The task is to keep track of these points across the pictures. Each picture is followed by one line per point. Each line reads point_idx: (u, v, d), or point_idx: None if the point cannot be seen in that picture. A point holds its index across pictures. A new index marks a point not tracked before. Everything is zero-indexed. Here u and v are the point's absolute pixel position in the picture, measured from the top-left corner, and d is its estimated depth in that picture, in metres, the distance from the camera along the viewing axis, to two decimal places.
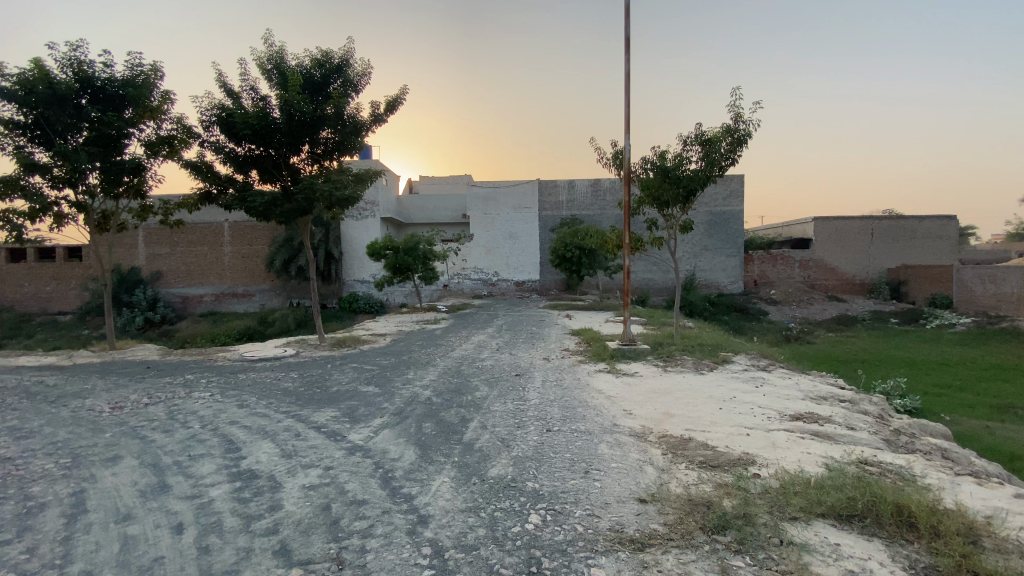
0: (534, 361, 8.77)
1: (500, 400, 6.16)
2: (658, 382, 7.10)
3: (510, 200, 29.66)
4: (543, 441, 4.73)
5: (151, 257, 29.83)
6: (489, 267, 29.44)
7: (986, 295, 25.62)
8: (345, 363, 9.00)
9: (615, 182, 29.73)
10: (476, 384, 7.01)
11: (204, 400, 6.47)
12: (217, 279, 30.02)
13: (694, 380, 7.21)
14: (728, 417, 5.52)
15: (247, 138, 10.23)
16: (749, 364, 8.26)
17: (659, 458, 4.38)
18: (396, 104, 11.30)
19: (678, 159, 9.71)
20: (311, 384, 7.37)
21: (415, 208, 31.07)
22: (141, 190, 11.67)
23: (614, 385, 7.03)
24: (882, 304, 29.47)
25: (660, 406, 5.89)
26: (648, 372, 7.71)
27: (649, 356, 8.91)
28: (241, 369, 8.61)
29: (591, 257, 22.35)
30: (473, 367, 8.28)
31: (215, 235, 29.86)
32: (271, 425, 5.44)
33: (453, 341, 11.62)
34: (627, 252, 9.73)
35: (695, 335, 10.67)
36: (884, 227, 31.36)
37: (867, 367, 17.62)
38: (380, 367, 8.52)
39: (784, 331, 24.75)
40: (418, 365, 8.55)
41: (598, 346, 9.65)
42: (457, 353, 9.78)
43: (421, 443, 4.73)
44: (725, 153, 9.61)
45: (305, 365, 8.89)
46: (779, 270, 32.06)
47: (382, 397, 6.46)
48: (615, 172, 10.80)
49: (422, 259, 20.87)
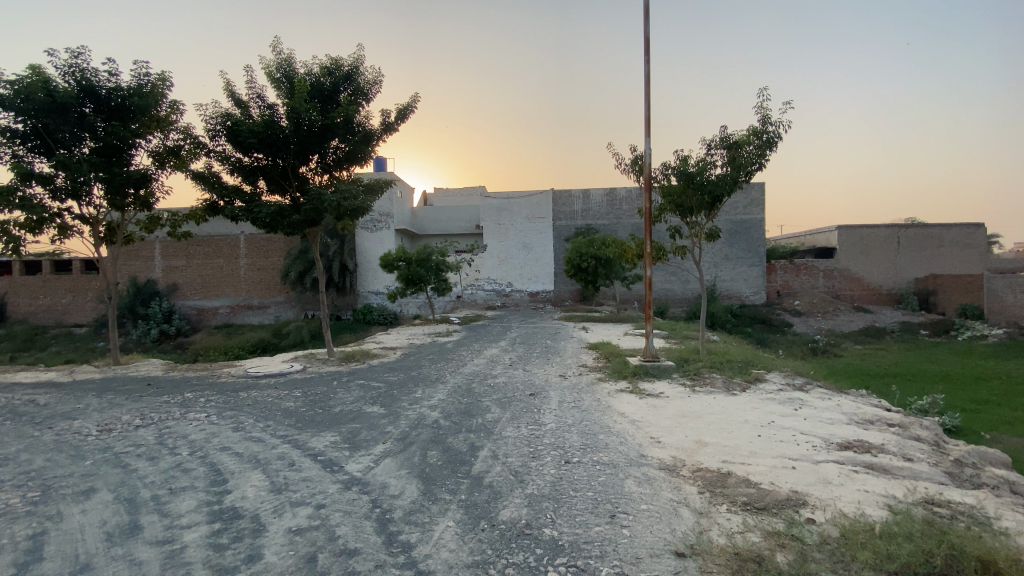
0: (550, 378, 8.26)
1: (514, 425, 5.64)
2: (685, 404, 6.53)
3: (524, 210, 29.30)
4: (562, 476, 4.19)
5: (167, 269, 30.02)
6: (503, 278, 29.02)
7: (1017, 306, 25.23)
8: (351, 380, 8.57)
9: (630, 191, 29.22)
10: (487, 405, 6.50)
11: (197, 423, 6.09)
12: (232, 292, 30.07)
13: (726, 402, 6.62)
14: (769, 447, 4.92)
15: (254, 147, 9.94)
16: (784, 384, 7.61)
17: (695, 499, 3.81)
18: (407, 111, 10.97)
19: (703, 164, 9.20)
20: (312, 404, 6.94)
21: (429, 220, 30.85)
22: (149, 201, 11.64)
23: (638, 407, 6.48)
24: (911, 315, 28.30)
25: (690, 434, 5.32)
26: (674, 393, 7.12)
27: (674, 373, 8.32)
28: (240, 388, 8.17)
29: (607, 267, 21.77)
30: (485, 385, 7.78)
31: (230, 247, 29.99)
32: (264, 452, 5.01)
33: (465, 355, 11.14)
34: (649, 262, 9.12)
35: (721, 350, 10.04)
36: (911, 235, 30.27)
37: (901, 381, 16.69)
38: (387, 385, 8.06)
39: (809, 344, 23.80)
40: (427, 382, 8.08)
41: (619, 362, 9.09)
42: (469, 369, 9.31)
43: (425, 476, 4.24)
44: (752, 156, 9.06)
45: (309, 382, 8.47)
46: (802, 280, 31.05)
47: (386, 419, 5.99)
48: (635, 179, 10.30)
49: (435, 270, 20.50)
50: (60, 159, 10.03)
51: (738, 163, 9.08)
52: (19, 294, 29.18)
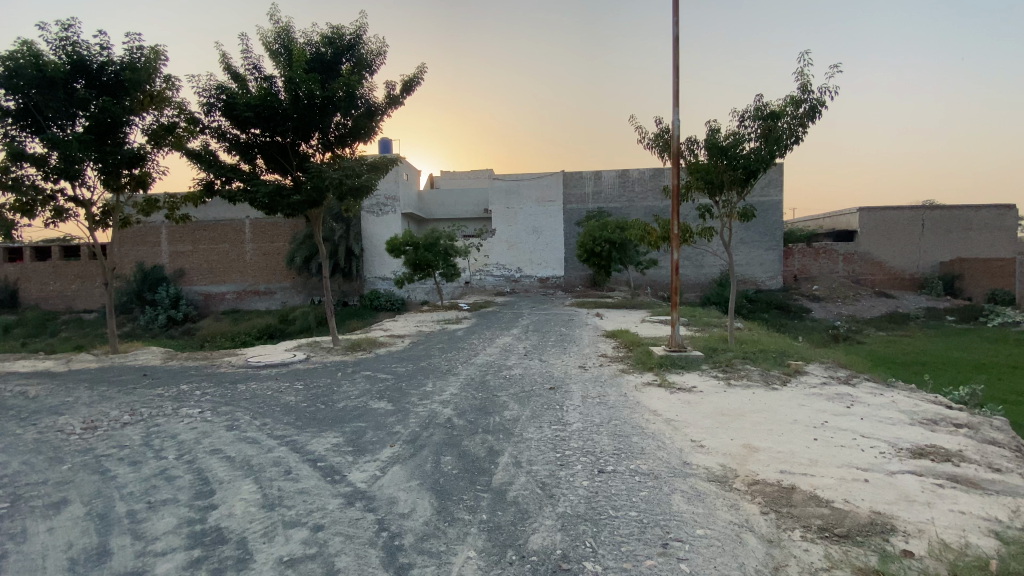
0: (569, 370, 7.67)
1: (536, 425, 5.06)
2: (724, 401, 5.92)
3: (534, 193, 28.49)
4: (597, 490, 3.63)
5: (174, 255, 29.64)
6: (512, 263, 28.39)
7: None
8: (356, 371, 8.04)
9: (644, 173, 28.29)
10: (504, 400, 5.92)
11: (189, 421, 5.56)
12: (239, 277, 29.68)
13: (768, 398, 6.01)
14: (830, 455, 4.31)
15: (251, 122, 9.31)
16: (827, 377, 6.96)
17: (760, 522, 3.22)
18: (413, 84, 10.26)
19: (735, 138, 8.47)
20: (314, 398, 6.39)
21: (436, 203, 30.17)
22: (145, 183, 11.04)
23: (670, 403, 5.87)
24: (934, 301, 27.34)
25: (735, 436, 4.74)
26: (708, 387, 6.49)
27: (703, 365, 7.71)
28: (238, 379, 7.65)
29: (621, 250, 21.03)
30: (500, 377, 7.20)
31: (236, 231, 29.53)
32: (258, 456, 4.46)
33: (476, 344, 10.55)
34: (676, 245, 8.42)
35: (752, 339, 9.38)
36: (935, 217, 29.15)
37: (930, 370, 15.93)
38: (395, 377, 7.51)
39: (830, 331, 23.01)
40: (438, 374, 7.52)
41: (642, 352, 8.46)
42: (482, 359, 8.73)
43: (440, 490, 3.67)
44: (789, 131, 8.33)
45: (313, 374, 7.94)
46: (821, 264, 30.10)
47: (394, 418, 5.42)
48: (659, 154, 9.57)
49: (443, 255, 19.86)
50: (50, 137, 9.41)
51: (772, 138, 8.36)
52: (27, 280, 28.98)
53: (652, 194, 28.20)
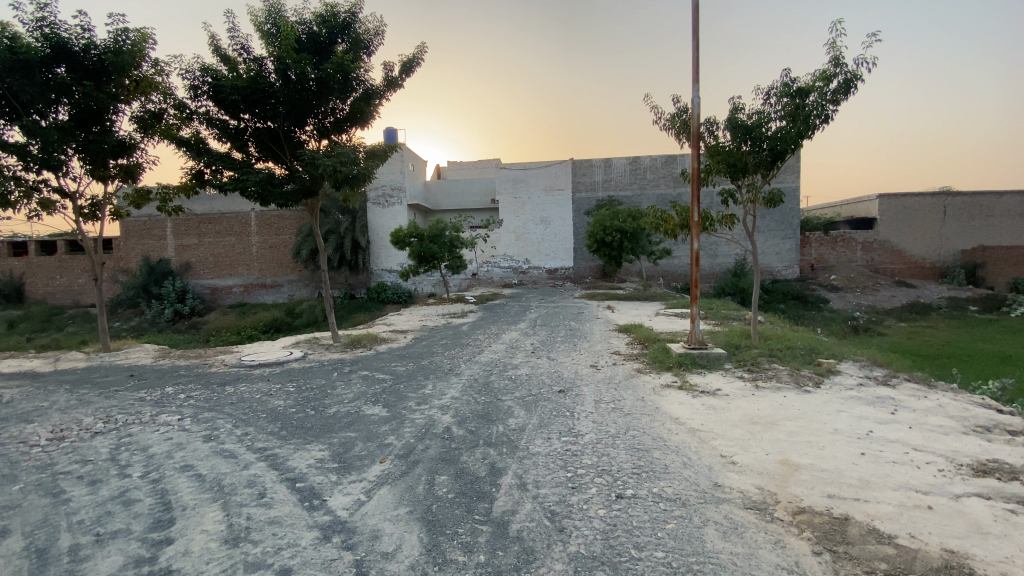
0: (580, 369, 7.14)
1: (544, 436, 4.54)
2: (752, 407, 5.35)
3: (542, 182, 27.82)
4: (615, 522, 3.08)
5: (179, 248, 29.45)
6: (520, 254, 27.83)
7: None
8: (353, 371, 7.56)
9: (655, 160, 27.41)
10: (509, 406, 5.39)
11: (165, 430, 5.10)
12: (245, 270, 29.44)
13: (802, 403, 5.44)
14: (883, 474, 3.72)
15: (240, 106, 8.78)
16: (863, 377, 6.35)
17: (814, 568, 2.66)
18: (412, 65, 9.67)
19: (761, 117, 7.82)
20: (303, 403, 5.90)
21: (442, 194, 29.60)
22: (135, 174, 10.61)
23: (692, 409, 5.32)
24: (957, 290, 26.35)
25: (770, 450, 4.19)
26: (734, 390, 5.90)
27: (725, 364, 7.13)
28: (227, 380, 7.20)
29: (632, 240, 20.32)
30: (505, 378, 6.68)
31: (241, 224, 29.24)
32: (230, 475, 3.97)
33: (481, 340, 10.02)
34: (696, 234, 7.82)
35: (776, 334, 8.76)
36: (959, 203, 28.03)
37: (958, 362, 15.16)
38: (393, 377, 7.01)
39: (850, 322, 22.20)
40: (439, 374, 7.01)
41: (659, 350, 7.89)
42: (487, 357, 8.22)
43: (431, 520, 3.16)
44: (820, 109, 7.66)
45: (308, 374, 7.48)
46: (839, 253, 29.18)
47: (388, 427, 4.92)
48: (676, 136, 8.93)
49: (448, 246, 19.31)
50: (30, 125, 8.98)
51: (801, 118, 7.71)
52: (35, 275, 28.97)
53: (664, 182, 27.36)
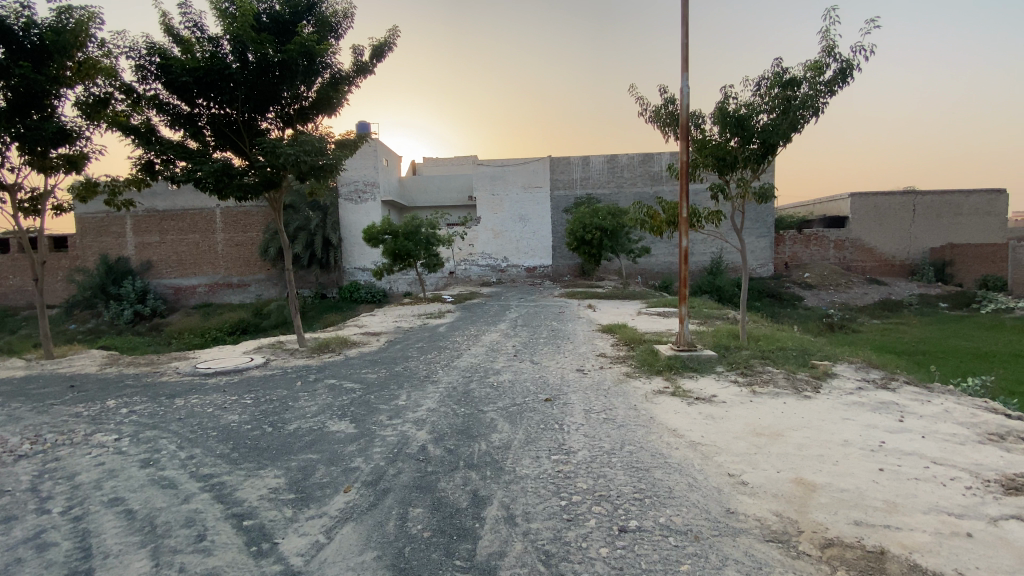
0: (566, 374, 6.69)
1: (531, 455, 4.06)
2: (754, 415, 4.98)
3: (520, 179, 27.37)
4: (621, 567, 2.62)
5: (140, 246, 27.98)
6: (498, 252, 27.32)
7: (1019, 272, 23.71)
8: (320, 379, 6.94)
9: (633, 158, 27.21)
10: (491, 419, 4.88)
11: (96, 453, 4.42)
12: (210, 269, 28.15)
13: (805, 409, 5.10)
14: (907, 495, 3.37)
15: (194, 90, 8.03)
16: (861, 381, 6.07)
17: None
18: (383, 49, 9.07)
19: (750, 109, 7.51)
20: (260, 418, 5.27)
21: (418, 190, 28.85)
22: (79, 166, 9.71)
23: (689, 418, 4.91)
24: (925, 287, 26.95)
25: (781, 466, 3.81)
26: (731, 397, 5.51)
27: (717, 366, 6.79)
28: (177, 392, 6.49)
29: (613, 238, 19.99)
30: (486, 385, 6.17)
31: (206, 221, 27.94)
32: (165, 512, 3.36)
33: (460, 342, 9.48)
34: (685, 231, 7.45)
35: (766, 335, 8.47)
36: (926, 202, 28.75)
37: (934, 359, 15.29)
38: (363, 386, 6.42)
39: (825, 319, 22.42)
40: (414, 382, 6.46)
41: (647, 353, 7.49)
42: (466, 361, 7.70)
43: (402, 569, 2.64)
44: (811, 101, 7.36)
45: (268, 384, 6.82)
46: (812, 251, 29.58)
47: (355, 446, 4.35)
48: (662, 129, 8.57)
49: (424, 244, 18.64)
50: None
51: (791, 109, 7.42)
52: None
53: (642, 180, 27.22)
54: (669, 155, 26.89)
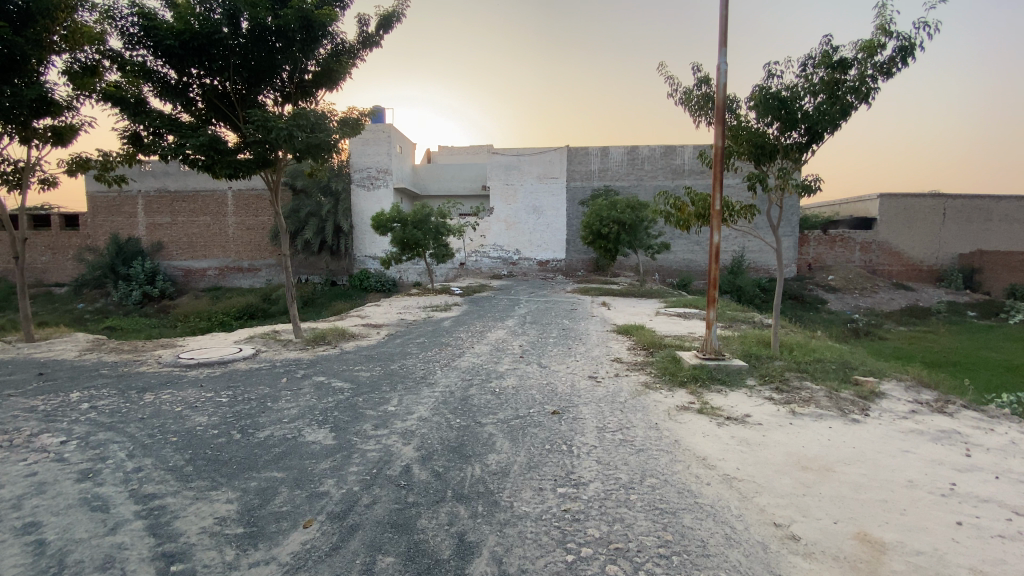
0: (577, 382, 6.00)
1: (532, 486, 3.39)
2: (795, 441, 4.26)
3: (535, 169, 26.58)
4: None
5: (151, 227, 27.78)
6: (510, 244, 26.67)
7: None
8: (306, 376, 6.33)
9: (654, 150, 26.16)
10: (489, 435, 4.22)
11: (33, 460, 3.87)
12: (220, 252, 27.89)
13: (856, 436, 4.36)
14: (1006, 566, 2.65)
15: (183, 56, 7.43)
16: (915, 402, 5.29)
17: None
18: (391, 20, 8.38)
19: (796, 90, 6.58)
20: (231, 422, 4.69)
21: (431, 178, 28.22)
22: (65, 138, 9.17)
23: (719, 443, 4.22)
24: (956, 294, 25.69)
25: (838, 515, 3.11)
26: (767, 418, 4.77)
27: (748, 379, 6.07)
28: (150, 386, 5.94)
29: (631, 232, 19.14)
30: (487, 392, 5.49)
31: (216, 203, 27.65)
32: (82, 546, 2.76)
33: (463, 339, 8.82)
34: (717, 226, 6.70)
35: (799, 344, 7.68)
36: (958, 206, 27.33)
37: (970, 370, 14.27)
38: (352, 386, 5.80)
39: (850, 324, 21.41)
40: (408, 384, 5.81)
41: (667, 361, 6.77)
42: (467, 361, 7.05)
43: None
44: (862, 85, 6.46)
45: (250, 379, 6.24)
46: (837, 253, 28.39)
47: (328, 464, 3.73)
48: (694, 116, 7.80)
49: (434, 233, 18.02)
50: None
51: (839, 93, 6.53)
52: None
53: (662, 173, 26.21)
54: (692, 148, 25.81)
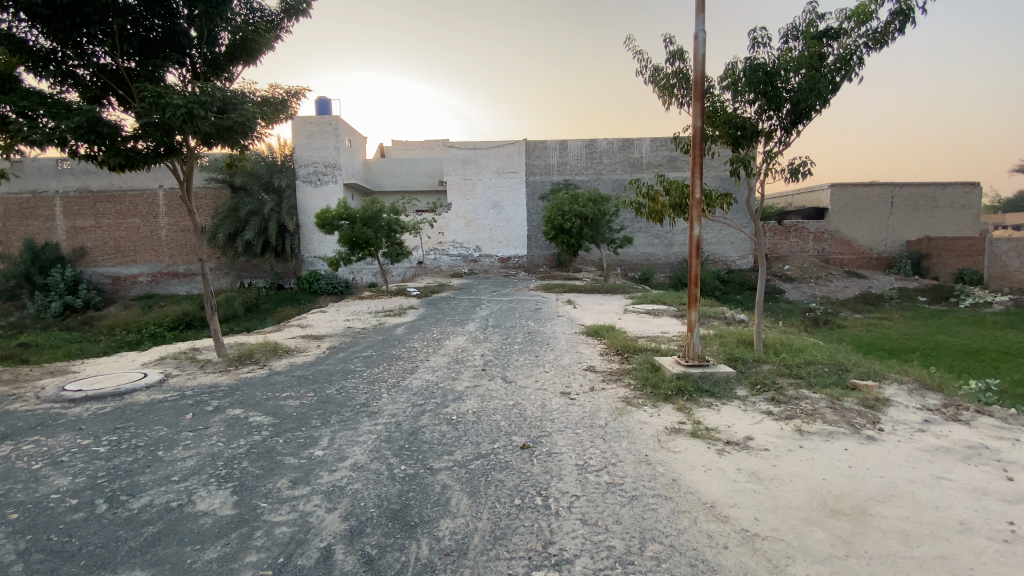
0: (549, 401, 5.15)
1: (499, 573, 2.48)
2: (814, 473, 3.51)
3: (492, 162, 25.64)
4: None
5: (72, 231, 25.12)
6: (469, 241, 25.66)
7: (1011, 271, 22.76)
8: (220, 409, 5.20)
9: (612, 143, 25.69)
10: (443, 489, 3.29)
11: None
12: (152, 257, 25.50)
13: (880, 461, 3.67)
14: None
15: (55, 19, 5.99)
16: (921, 408, 4.74)
17: None
18: None
19: (780, 62, 5.90)
20: (100, 486, 3.54)
21: (384, 174, 26.82)
22: None
23: (725, 480, 3.44)
24: (903, 280, 26.52)
25: None
26: (773, 441, 4.04)
27: (739, 388, 5.38)
28: (10, 432, 4.67)
29: (594, 226, 18.51)
30: (442, 421, 4.54)
31: (147, 203, 25.25)
32: None
33: (416, 350, 7.82)
34: (697, 217, 6.00)
35: (783, 344, 7.08)
36: (904, 194, 28.34)
37: (926, 356, 14.40)
38: (275, 423, 4.70)
39: (808, 313, 21.62)
40: (346, 415, 4.79)
41: (647, 371, 5.99)
42: (420, 378, 6.07)
43: None
44: (847, 61, 5.89)
45: (146, 416, 5.04)
46: (791, 243, 28.91)
47: (216, 552, 2.70)
48: (667, 96, 7.05)
49: (386, 231, 16.77)
50: None
51: (825, 65, 5.90)
52: None
53: (621, 167, 25.77)
54: (650, 140, 25.54)
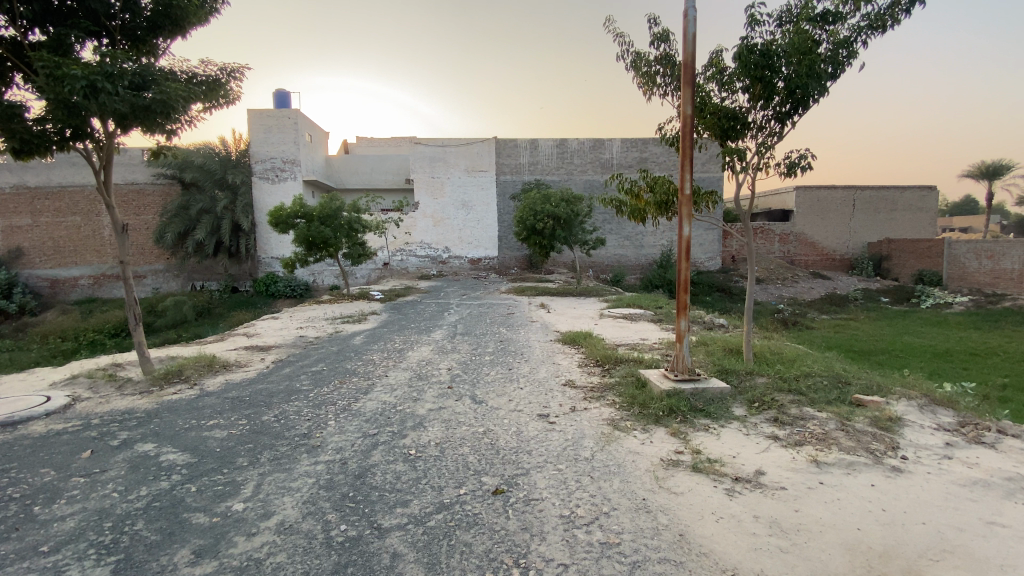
0: (526, 426, 4.45)
1: None
2: (845, 519, 2.93)
3: (461, 161, 24.83)
4: None
5: (4, 230, 23.03)
6: (438, 242, 24.75)
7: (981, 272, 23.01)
8: (127, 443, 4.28)
9: (583, 143, 25.29)
10: (396, 562, 2.55)
11: None
12: (94, 258, 23.57)
13: (915, 501, 3.12)
14: None
15: None
16: (937, 429, 4.28)
17: None
18: None
19: (773, 48, 5.39)
20: None
21: (347, 171, 25.63)
22: None
23: (746, 533, 2.82)
24: (866, 281, 27.07)
25: None
26: (787, 475, 3.47)
27: (736, 406, 4.83)
28: None
29: (567, 227, 17.97)
30: (398, 457, 3.78)
31: (88, 200, 23.34)
32: None
33: (375, 363, 7.00)
34: (686, 215, 5.43)
35: (774, 352, 6.60)
36: (866, 197, 29.01)
37: (897, 358, 14.41)
38: (193, 463, 3.83)
39: (777, 315, 21.72)
40: (282, 451, 3.96)
41: (633, 386, 5.38)
42: (376, 400, 5.26)
43: None
44: (843, 48, 5.43)
45: (30, 456, 4.09)
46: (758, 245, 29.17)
47: None
48: (650, 84, 6.46)
49: (346, 230, 15.77)
50: None
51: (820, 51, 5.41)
52: None
53: (592, 167, 25.40)
54: (620, 141, 25.26)
